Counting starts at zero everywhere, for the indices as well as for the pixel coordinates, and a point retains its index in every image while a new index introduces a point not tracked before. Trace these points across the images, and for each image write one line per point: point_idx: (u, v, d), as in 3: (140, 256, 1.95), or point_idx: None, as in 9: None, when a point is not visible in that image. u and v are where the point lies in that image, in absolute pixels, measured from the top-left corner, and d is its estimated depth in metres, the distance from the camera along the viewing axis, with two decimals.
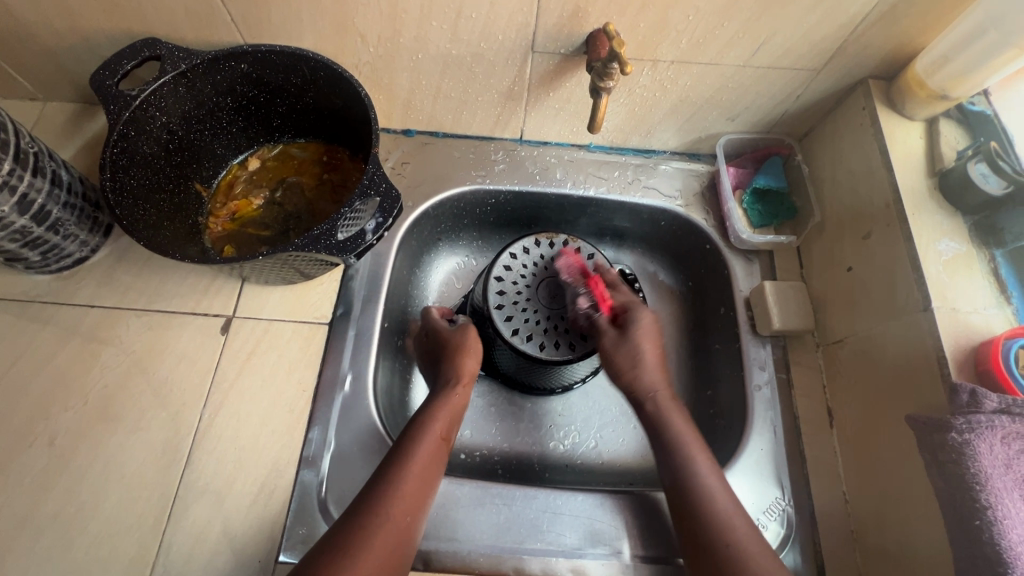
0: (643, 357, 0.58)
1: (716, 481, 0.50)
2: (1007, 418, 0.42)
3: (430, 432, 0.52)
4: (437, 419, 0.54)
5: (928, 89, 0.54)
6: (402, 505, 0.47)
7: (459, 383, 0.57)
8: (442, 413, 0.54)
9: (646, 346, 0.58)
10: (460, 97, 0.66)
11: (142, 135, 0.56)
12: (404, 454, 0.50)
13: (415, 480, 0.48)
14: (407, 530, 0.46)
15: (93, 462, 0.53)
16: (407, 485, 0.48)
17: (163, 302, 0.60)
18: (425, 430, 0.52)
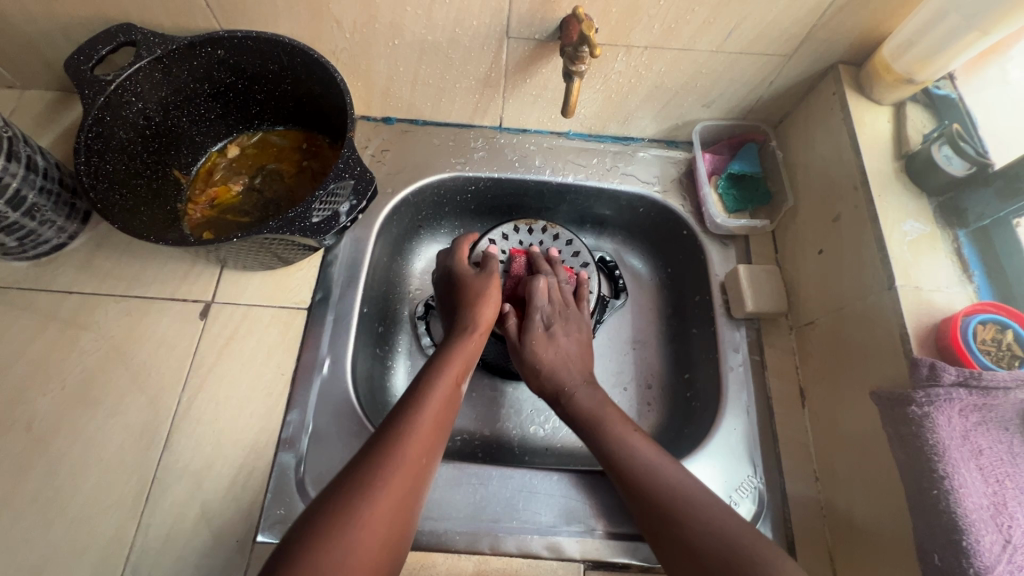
0: (540, 356, 0.59)
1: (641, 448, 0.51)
2: (965, 391, 0.43)
3: (446, 374, 0.53)
4: (456, 361, 0.55)
5: (894, 73, 0.55)
6: (423, 436, 0.47)
7: (477, 330, 0.58)
8: (459, 359, 0.56)
9: (540, 347, 0.60)
10: (439, 84, 0.66)
11: (118, 120, 0.56)
12: (424, 392, 0.51)
13: (434, 416, 0.49)
14: (428, 462, 0.47)
15: (70, 445, 0.53)
16: (429, 419, 0.49)
17: (142, 288, 0.61)
18: (443, 372, 0.53)
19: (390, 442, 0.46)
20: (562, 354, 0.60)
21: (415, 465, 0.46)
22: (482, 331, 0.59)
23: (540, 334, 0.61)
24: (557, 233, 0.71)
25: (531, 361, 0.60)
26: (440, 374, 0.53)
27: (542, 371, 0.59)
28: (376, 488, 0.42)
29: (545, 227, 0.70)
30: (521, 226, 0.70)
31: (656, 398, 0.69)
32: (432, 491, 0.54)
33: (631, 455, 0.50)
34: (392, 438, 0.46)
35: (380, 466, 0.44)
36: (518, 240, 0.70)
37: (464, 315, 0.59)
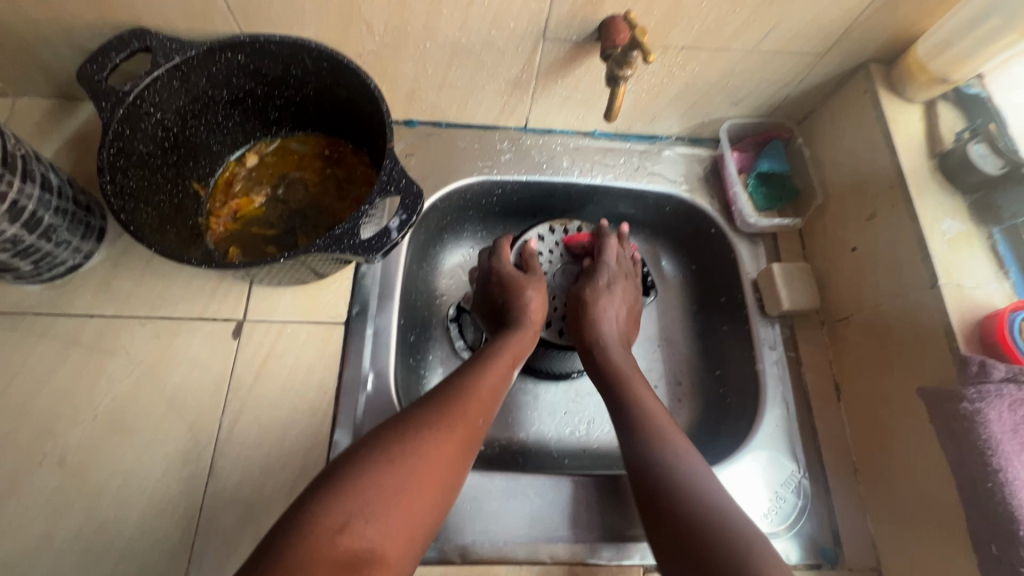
0: (597, 305, 0.62)
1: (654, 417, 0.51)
2: (1015, 386, 0.44)
3: (503, 353, 0.56)
4: (512, 344, 0.57)
5: (928, 73, 0.56)
6: (477, 403, 0.50)
7: (530, 326, 0.60)
8: (515, 345, 0.57)
9: (603, 300, 0.62)
10: (467, 86, 0.64)
11: (137, 133, 0.52)
12: (481, 365, 0.54)
13: (489, 388, 0.52)
14: (478, 430, 0.49)
15: (109, 477, 0.51)
16: (483, 389, 0.51)
17: (168, 308, 0.58)
18: (498, 349, 0.56)
19: (444, 403, 0.49)
20: (619, 314, 0.63)
21: (466, 429, 0.48)
22: (536, 326, 0.60)
23: (603, 289, 0.63)
24: None
25: (589, 306, 0.62)
26: (498, 352, 0.56)
27: (595, 320, 0.61)
28: (426, 438, 0.45)
29: (580, 229, 0.72)
30: (555, 228, 0.71)
31: (689, 396, 0.70)
32: (489, 503, 0.54)
33: (653, 454, 0.48)
34: (447, 399, 0.49)
35: (432, 421, 0.47)
36: (553, 243, 0.71)
37: (513, 307, 0.61)
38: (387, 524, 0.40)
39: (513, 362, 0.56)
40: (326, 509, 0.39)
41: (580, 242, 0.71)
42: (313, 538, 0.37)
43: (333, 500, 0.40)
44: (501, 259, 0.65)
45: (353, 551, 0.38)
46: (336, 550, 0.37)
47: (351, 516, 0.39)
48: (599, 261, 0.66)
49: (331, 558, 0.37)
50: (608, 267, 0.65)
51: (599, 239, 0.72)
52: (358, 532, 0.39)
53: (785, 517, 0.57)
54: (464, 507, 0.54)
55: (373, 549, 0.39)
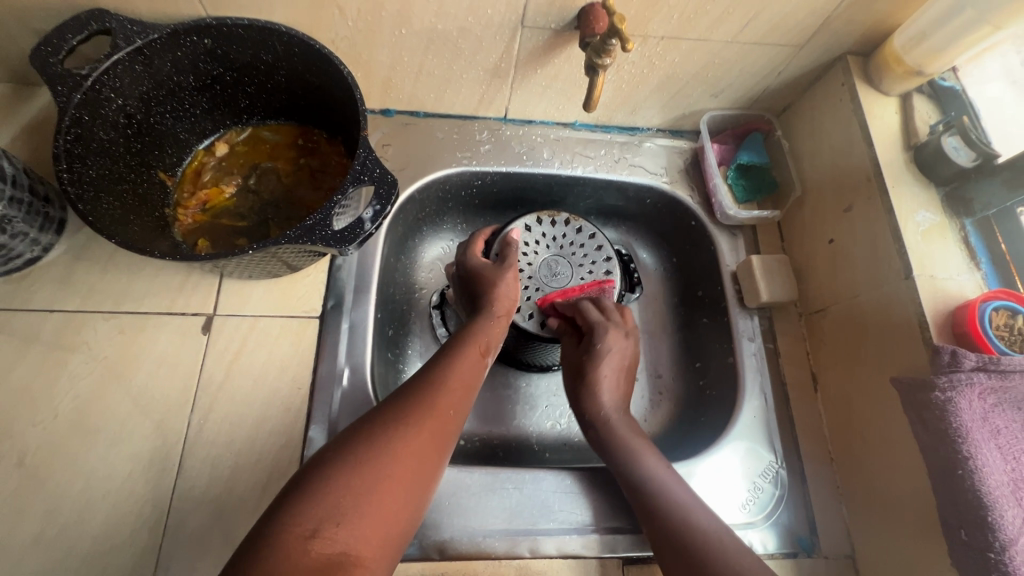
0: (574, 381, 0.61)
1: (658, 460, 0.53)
2: (985, 374, 0.45)
3: (471, 345, 0.54)
4: (479, 337, 0.56)
5: (905, 66, 0.56)
6: (446, 397, 0.49)
7: (500, 312, 0.59)
8: (484, 335, 0.56)
9: (601, 365, 0.59)
10: (444, 75, 0.63)
11: (96, 119, 0.50)
12: (449, 358, 0.52)
13: (459, 381, 0.51)
14: (450, 422, 0.48)
15: (71, 479, 0.49)
16: (453, 383, 0.50)
17: (133, 303, 0.56)
18: (467, 342, 0.55)
19: (414, 398, 0.47)
20: (612, 377, 0.60)
21: (437, 422, 0.47)
22: (503, 313, 0.59)
23: (607, 353, 0.60)
24: (579, 226, 0.70)
25: (586, 382, 0.59)
26: (467, 344, 0.55)
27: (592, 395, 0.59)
28: (395, 434, 0.44)
29: (568, 220, 0.69)
30: (543, 218, 0.69)
31: (669, 388, 0.70)
32: (467, 498, 0.53)
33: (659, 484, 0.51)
34: (415, 394, 0.48)
35: (401, 417, 0.45)
36: (541, 233, 0.69)
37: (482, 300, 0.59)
38: (360, 525, 0.39)
39: (483, 355, 0.55)
40: (294, 514, 0.37)
41: (567, 234, 0.69)
42: (282, 546, 0.36)
43: (302, 503, 0.38)
44: (471, 252, 0.64)
45: (325, 557, 0.36)
46: (307, 557, 0.36)
47: (323, 521, 0.37)
48: (593, 328, 0.61)
49: (304, 565, 0.35)
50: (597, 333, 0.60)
51: (588, 230, 0.70)
52: (329, 536, 0.37)
53: (763, 508, 0.57)
54: (442, 502, 0.53)
55: (347, 552, 0.37)
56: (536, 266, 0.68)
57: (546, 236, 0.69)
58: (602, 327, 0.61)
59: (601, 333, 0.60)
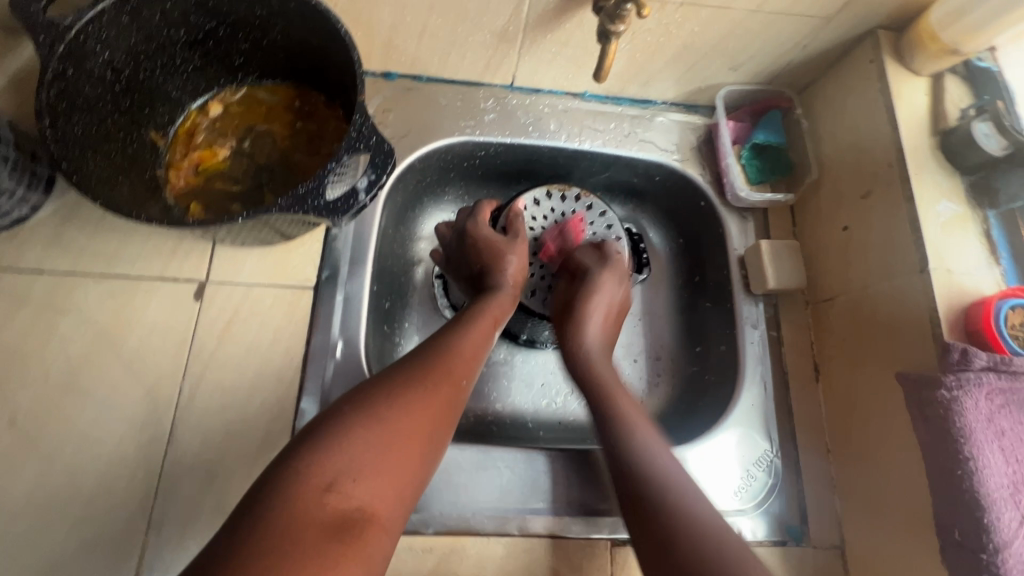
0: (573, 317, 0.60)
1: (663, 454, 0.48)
2: (993, 375, 0.44)
3: (483, 318, 0.54)
4: (490, 310, 0.55)
5: (939, 43, 0.52)
6: (462, 363, 0.49)
7: (510, 284, 0.58)
8: (496, 307, 0.56)
9: (593, 296, 0.59)
10: (449, 38, 0.59)
11: (82, 73, 0.47)
12: (462, 328, 0.52)
13: (472, 348, 0.50)
14: (463, 390, 0.48)
15: (64, 440, 0.49)
16: (467, 350, 0.50)
17: (124, 266, 0.55)
18: (480, 313, 0.54)
19: (431, 361, 0.47)
20: (598, 319, 0.60)
21: (451, 388, 0.46)
22: (515, 289, 0.59)
23: (598, 303, 0.60)
24: (590, 204, 0.67)
25: (574, 313, 0.60)
26: (481, 315, 0.54)
27: (576, 324, 0.59)
28: (414, 395, 0.44)
29: (578, 196, 0.67)
30: (554, 192, 0.67)
31: (669, 372, 0.69)
32: (457, 476, 0.53)
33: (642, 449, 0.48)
34: (434, 356, 0.48)
35: (418, 379, 0.45)
36: (549, 208, 0.67)
37: (491, 272, 0.58)
38: (378, 483, 0.39)
39: (495, 325, 0.55)
40: (312, 464, 0.37)
41: (577, 211, 0.67)
42: (298, 497, 0.35)
43: (318, 455, 0.38)
44: (479, 220, 0.62)
45: (342, 512, 0.36)
46: (322, 511, 0.35)
47: (339, 475, 0.37)
48: (586, 270, 0.62)
49: (318, 518, 0.35)
50: (594, 271, 0.61)
51: (598, 209, 0.68)
52: (346, 492, 0.37)
53: (755, 495, 0.57)
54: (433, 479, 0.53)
55: (363, 508, 0.37)
56: (543, 243, 0.66)
57: (553, 212, 0.67)
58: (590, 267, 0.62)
59: (595, 272, 0.61)
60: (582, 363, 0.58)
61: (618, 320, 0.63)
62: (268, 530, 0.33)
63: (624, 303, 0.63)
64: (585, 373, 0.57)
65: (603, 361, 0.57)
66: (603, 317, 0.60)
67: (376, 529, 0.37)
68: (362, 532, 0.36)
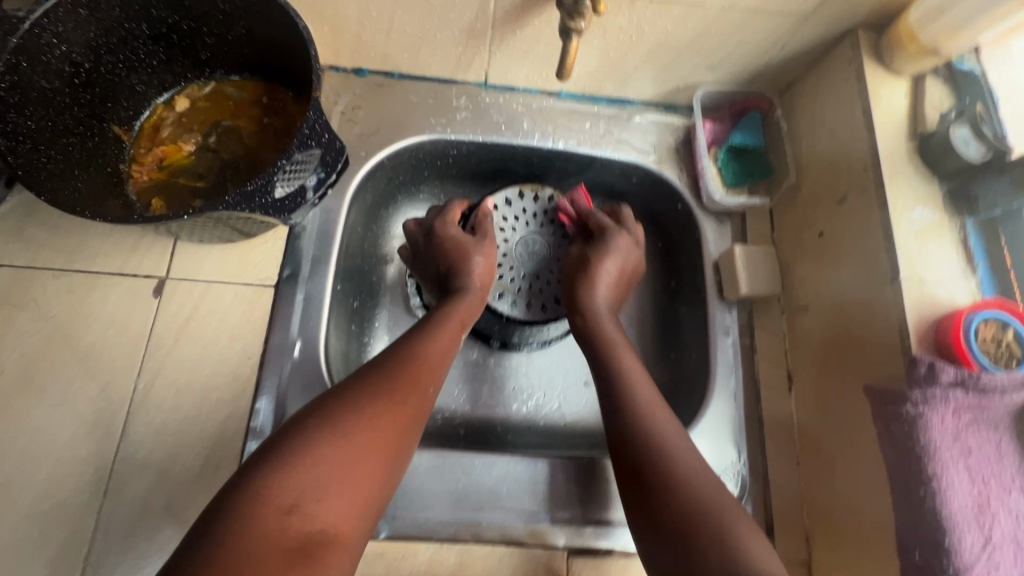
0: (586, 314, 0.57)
1: (664, 419, 0.47)
2: (961, 391, 0.43)
3: (449, 323, 0.53)
4: (456, 315, 0.54)
5: (919, 43, 0.50)
6: (427, 370, 0.48)
7: (478, 287, 0.58)
8: (462, 310, 0.55)
9: (604, 259, 0.59)
10: (417, 34, 0.58)
11: (37, 66, 0.47)
12: (429, 333, 0.51)
13: (438, 354, 0.50)
14: (428, 398, 0.47)
15: (16, 435, 0.49)
16: (432, 357, 0.49)
17: (84, 262, 0.54)
18: (446, 317, 0.54)
19: (394, 369, 0.46)
20: (612, 274, 0.59)
21: (415, 398, 0.46)
22: (483, 290, 0.58)
23: (613, 255, 0.59)
24: (564, 204, 0.66)
25: (582, 274, 0.59)
26: (447, 319, 0.53)
27: (587, 288, 0.58)
28: (377, 408, 0.43)
29: (551, 196, 0.66)
30: (526, 192, 0.65)
31: None
32: (414, 480, 0.53)
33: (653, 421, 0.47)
34: (399, 364, 0.47)
35: (381, 390, 0.44)
36: (521, 208, 0.65)
37: (460, 274, 0.58)
38: (340, 501, 0.38)
39: (462, 329, 0.54)
40: (274, 485, 0.37)
41: (550, 212, 0.66)
42: (260, 520, 0.35)
43: (278, 475, 0.37)
44: (448, 220, 0.61)
45: (305, 534, 0.36)
46: (285, 534, 0.35)
47: (302, 496, 0.37)
48: (603, 232, 0.61)
49: (280, 542, 0.35)
50: (608, 233, 0.61)
51: (572, 210, 0.66)
52: (309, 512, 0.37)
53: None
54: None
55: (326, 529, 0.37)
56: (514, 244, 0.65)
57: (525, 212, 0.65)
58: (596, 220, 0.62)
59: (614, 232, 0.61)
60: (590, 319, 0.57)
61: (625, 282, 0.61)
62: (228, 558, 0.33)
63: (637, 268, 0.62)
64: (596, 334, 0.55)
65: (622, 343, 0.54)
66: (617, 268, 0.59)
67: (340, 549, 0.37)
68: (325, 552, 0.36)
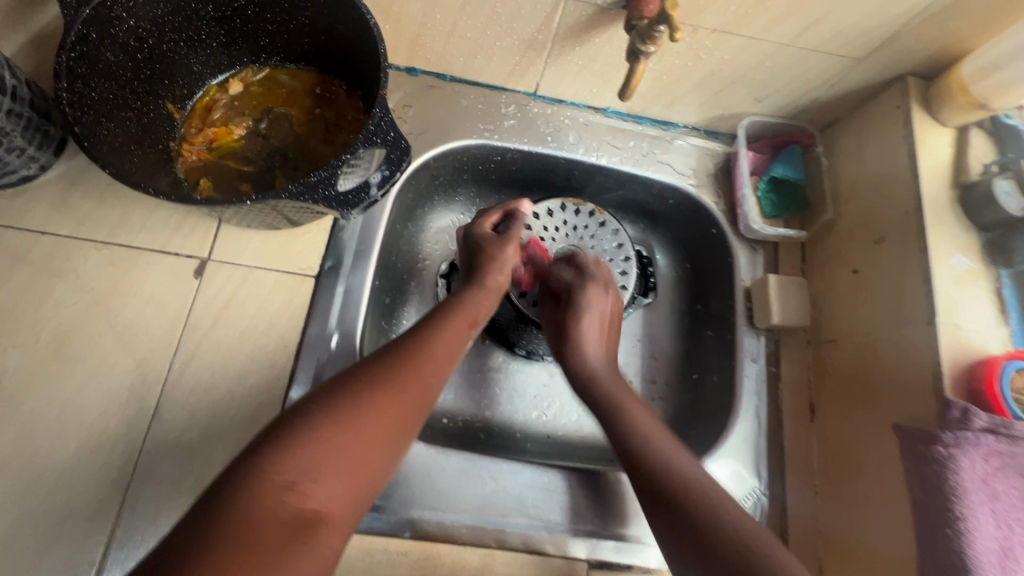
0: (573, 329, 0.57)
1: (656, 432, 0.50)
2: (992, 437, 0.44)
3: (459, 319, 0.52)
4: (467, 312, 0.53)
5: (969, 96, 0.52)
6: (431, 363, 0.46)
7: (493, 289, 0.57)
8: (474, 310, 0.54)
9: (580, 322, 0.57)
10: (477, 40, 0.59)
11: (106, 39, 0.47)
12: (437, 327, 0.50)
13: (445, 350, 0.48)
14: (430, 391, 0.45)
15: (47, 405, 0.48)
16: (440, 351, 0.48)
17: (127, 236, 0.54)
18: (457, 314, 0.52)
19: (401, 360, 0.45)
20: (595, 334, 0.57)
21: (419, 390, 0.44)
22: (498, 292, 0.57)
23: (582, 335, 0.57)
24: (604, 221, 0.67)
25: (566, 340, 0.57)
26: (457, 315, 0.52)
27: (577, 351, 0.57)
28: (378, 394, 0.42)
29: (593, 212, 0.67)
30: (568, 205, 0.67)
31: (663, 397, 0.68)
32: (442, 482, 0.53)
33: (635, 433, 0.50)
34: (404, 355, 0.45)
35: (387, 379, 0.43)
36: (562, 220, 0.66)
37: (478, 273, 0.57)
38: (338, 482, 0.37)
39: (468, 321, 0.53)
40: (276, 461, 0.36)
41: (590, 226, 0.66)
42: (260, 494, 0.34)
43: (284, 452, 0.36)
44: (480, 223, 0.61)
45: (301, 512, 0.35)
46: (281, 511, 0.34)
47: (301, 474, 0.36)
48: (569, 290, 0.59)
49: (278, 517, 0.34)
50: (574, 291, 0.58)
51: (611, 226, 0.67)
52: (306, 490, 0.35)
53: None
54: (417, 482, 0.52)
55: (320, 509, 0.36)
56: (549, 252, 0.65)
57: (564, 224, 0.66)
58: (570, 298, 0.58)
59: (581, 289, 0.58)
60: (586, 376, 0.55)
61: (612, 327, 0.60)
62: (231, 529, 0.32)
63: (616, 311, 0.60)
64: (592, 387, 0.55)
65: (611, 379, 0.55)
66: (596, 323, 0.57)
67: (331, 531, 0.36)
68: (317, 532, 0.35)
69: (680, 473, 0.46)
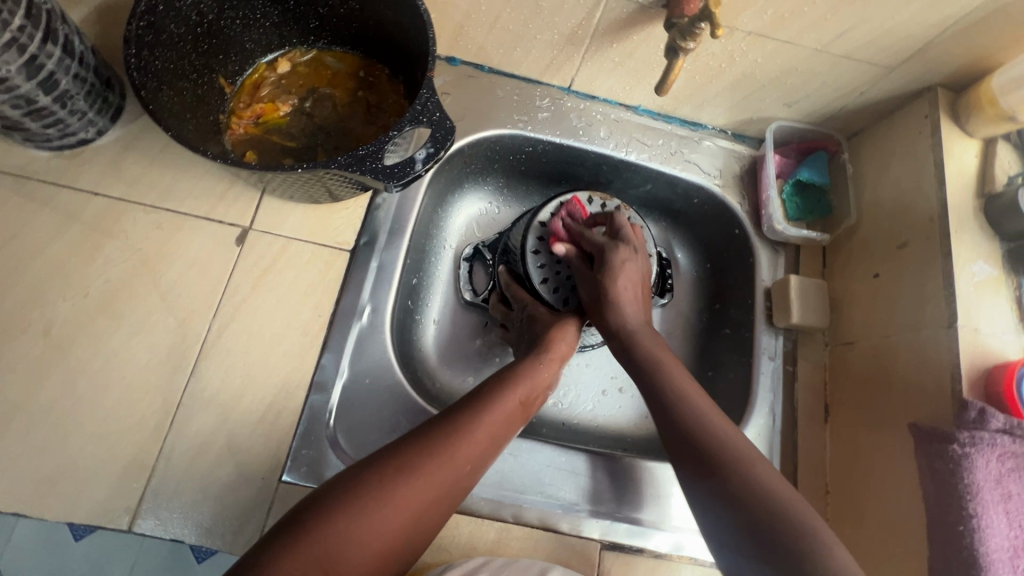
0: (609, 286, 0.57)
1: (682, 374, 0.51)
2: (1008, 438, 0.45)
3: (513, 393, 0.49)
4: (521, 385, 0.51)
5: (997, 108, 0.53)
6: (476, 446, 0.44)
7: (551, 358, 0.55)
8: (529, 386, 0.51)
9: (616, 280, 0.57)
10: (518, 32, 0.61)
11: (171, 11, 0.49)
12: (487, 403, 0.47)
13: (492, 431, 0.45)
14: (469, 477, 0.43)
15: (92, 357, 0.51)
16: (486, 432, 0.45)
17: (174, 202, 0.56)
18: (513, 387, 0.50)
19: (447, 438, 0.43)
20: (630, 292, 0.57)
21: (460, 477, 0.42)
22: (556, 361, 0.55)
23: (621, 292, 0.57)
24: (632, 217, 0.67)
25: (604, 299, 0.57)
26: (510, 389, 0.50)
27: (614, 309, 0.56)
28: (415, 479, 0.40)
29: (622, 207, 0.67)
30: (596, 199, 0.66)
31: None
32: None
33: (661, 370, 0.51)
34: (449, 433, 0.43)
35: (427, 462, 0.41)
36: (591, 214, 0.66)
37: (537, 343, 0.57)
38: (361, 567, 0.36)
39: (529, 404, 0.51)
40: (310, 535, 0.36)
41: None
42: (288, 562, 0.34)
43: (321, 523, 0.36)
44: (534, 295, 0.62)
45: None
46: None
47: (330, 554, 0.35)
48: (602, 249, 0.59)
49: None
50: (608, 249, 0.59)
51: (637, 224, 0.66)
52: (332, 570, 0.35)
53: None
54: None
55: None
56: None
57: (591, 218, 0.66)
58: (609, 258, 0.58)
59: (612, 248, 0.59)
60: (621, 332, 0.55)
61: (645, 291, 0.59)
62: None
63: (646, 271, 0.60)
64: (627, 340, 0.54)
65: (646, 334, 0.55)
66: (631, 283, 0.57)
67: None
68: None
69: (703, 417, 0.47)
